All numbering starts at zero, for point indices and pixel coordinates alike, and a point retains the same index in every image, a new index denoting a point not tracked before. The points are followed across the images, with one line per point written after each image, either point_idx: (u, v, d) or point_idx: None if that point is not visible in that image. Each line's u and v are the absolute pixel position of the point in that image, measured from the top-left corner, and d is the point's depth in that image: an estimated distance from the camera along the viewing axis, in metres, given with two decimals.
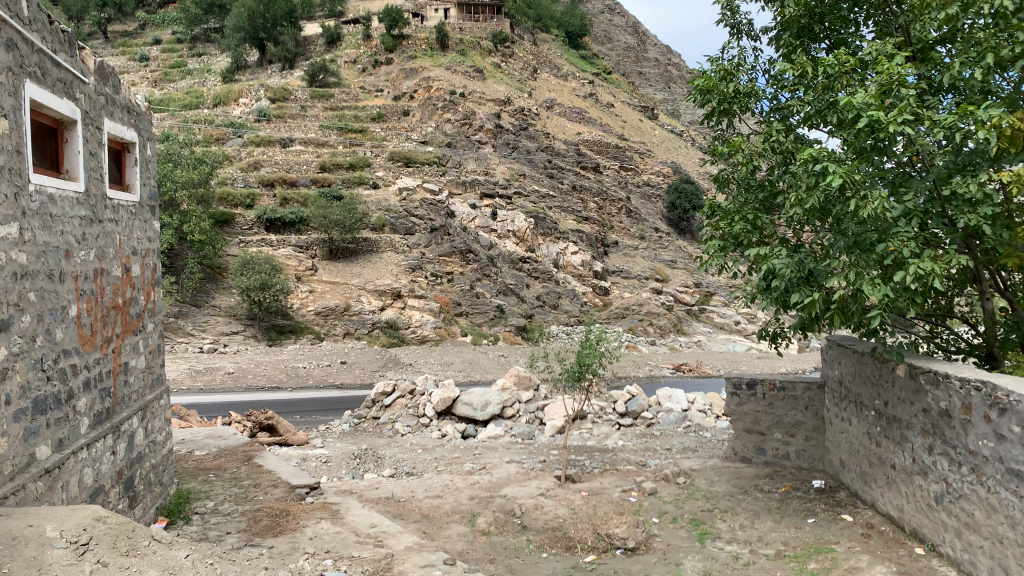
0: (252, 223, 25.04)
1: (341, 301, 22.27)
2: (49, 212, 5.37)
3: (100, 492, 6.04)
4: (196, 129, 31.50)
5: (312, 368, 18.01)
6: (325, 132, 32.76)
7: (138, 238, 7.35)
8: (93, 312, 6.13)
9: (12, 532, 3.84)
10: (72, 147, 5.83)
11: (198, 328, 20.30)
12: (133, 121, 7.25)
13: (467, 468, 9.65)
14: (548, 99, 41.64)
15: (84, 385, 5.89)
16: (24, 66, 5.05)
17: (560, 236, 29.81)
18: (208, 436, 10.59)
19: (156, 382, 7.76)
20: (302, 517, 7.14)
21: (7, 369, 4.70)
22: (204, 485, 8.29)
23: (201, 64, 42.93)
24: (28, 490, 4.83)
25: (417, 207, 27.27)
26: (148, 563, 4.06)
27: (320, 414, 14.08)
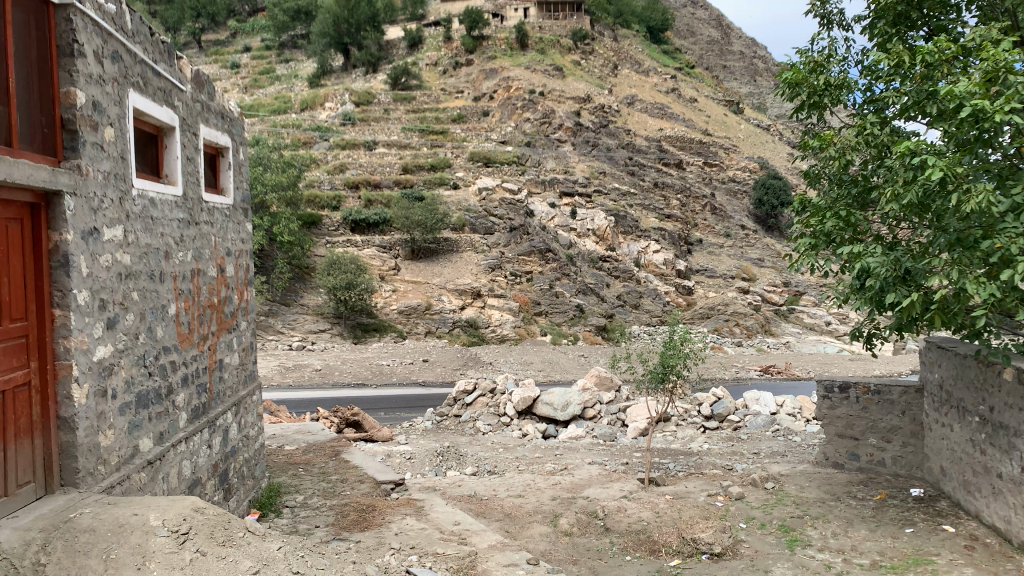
0: (338, 224, 25.75)
1: (423, 301, 22.60)
2: (150, 215, 5.61)
3: (197, 484, 6.29)
4: (285, 133, 32.56)
5: (396, 366, 18.35)
6: (408, 134, 33.33)
7: (232, 239, 7.63)
8: (190, 310, 6.39)
9: (119, 521, 4.06)
10: (170, 153, 6.09)
11: (288, 326, 21.02)
12: (227, 126, 7.52)
13: (548, 469, 9.64)
14: (629, 95, 41.23)
15: (182, 381, 6.15)
16: (127, 75, 5.29)
17: (642, 234, 29.47)
18: (298, 432, 10.92)
19: (249, 378, 8.04)
20: (387, 513, 7.27)
21: (113, 365, 4.94)
22: (294, 479, 8.55)
23: (289, 70, 44.35)
24: (132, 480, 5.08)
25: (496, 207, 27.48)
26: (243, 553, 4.17)
27: (404, 411, 14.33)
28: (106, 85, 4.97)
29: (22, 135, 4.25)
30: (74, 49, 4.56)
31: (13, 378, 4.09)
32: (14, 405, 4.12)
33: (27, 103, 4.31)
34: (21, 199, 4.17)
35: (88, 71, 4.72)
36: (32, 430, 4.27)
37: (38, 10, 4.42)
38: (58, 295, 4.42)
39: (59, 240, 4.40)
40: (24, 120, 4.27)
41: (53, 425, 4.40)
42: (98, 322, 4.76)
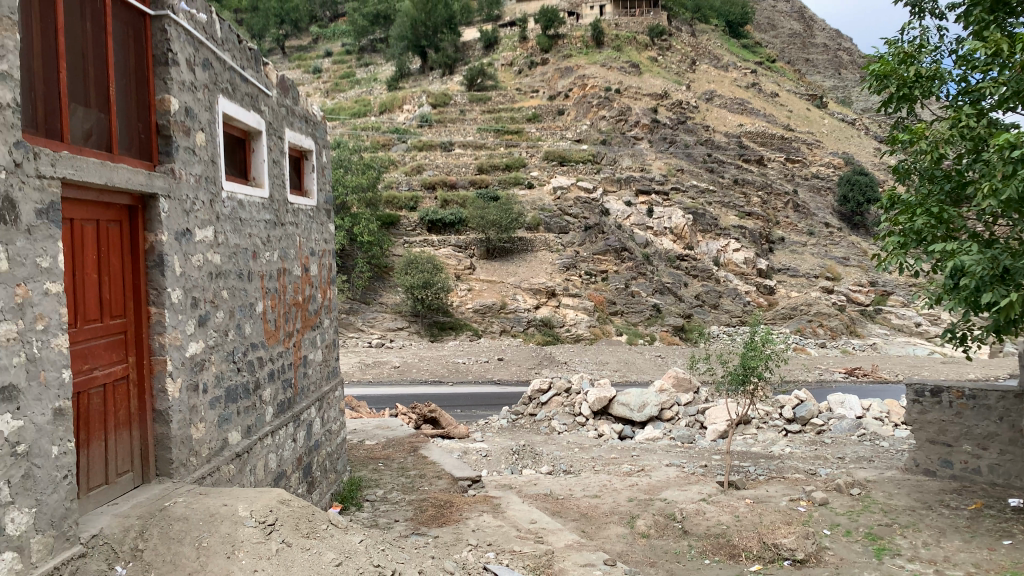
0: (415, 224, 26.17)
1: (498, 300, 22.73)
2: (239, 217, 5.82)
3: (283, 477, 6.51)
4: (364, 136, 33.30)
5: (472, 364, 18.52)
6: (483, 135, 33.54)
7: (316, 239, 7.85)
8: (276, 308, 6.60)
9: (210, 510, 4.24)
10: (257, 156, 6.31)
11: (367, 324, 21.53)
12: (310, 129, 7.76)
13: (625, 469, 9.56)
14: (708, 91, 40.47)
15: (268, 376, 6.35)
16: (217, 82, 5.50)
17: (721, 233, 28.89)
18: (377, 427, 11.16)
19: (332, 375, 8.26)
20: (464, 509, 7.34)
21: (204, 361, 5.15)
22: (374, 473, 8.76)
23: (368, 73, 45.27)
24: (222, 472, 5.30)
25: (571, 205, 27.37)
26: (326, 546, 4.30)
27: (480, 409, 14.47)
28: (197, 92, 5.18)
29: (122, 140, 4.48)
30: (168, 58, 4.79)
31: (113, 371, 4.31)
32: (115, 398, 4.35)
33: (125, 110, 4.54)
34: (120, 201, 4.40)
35: (181, 78, 4.94)
36: (130, 422, 4.50)
37: (135, 22, 4.65)
38: (154, 294, 4.63)
39: (155, 240, 4.61)
40: (122, 126, 4.50)
41: (149, 418, 4.63)
42: (191, 319, 4.97)
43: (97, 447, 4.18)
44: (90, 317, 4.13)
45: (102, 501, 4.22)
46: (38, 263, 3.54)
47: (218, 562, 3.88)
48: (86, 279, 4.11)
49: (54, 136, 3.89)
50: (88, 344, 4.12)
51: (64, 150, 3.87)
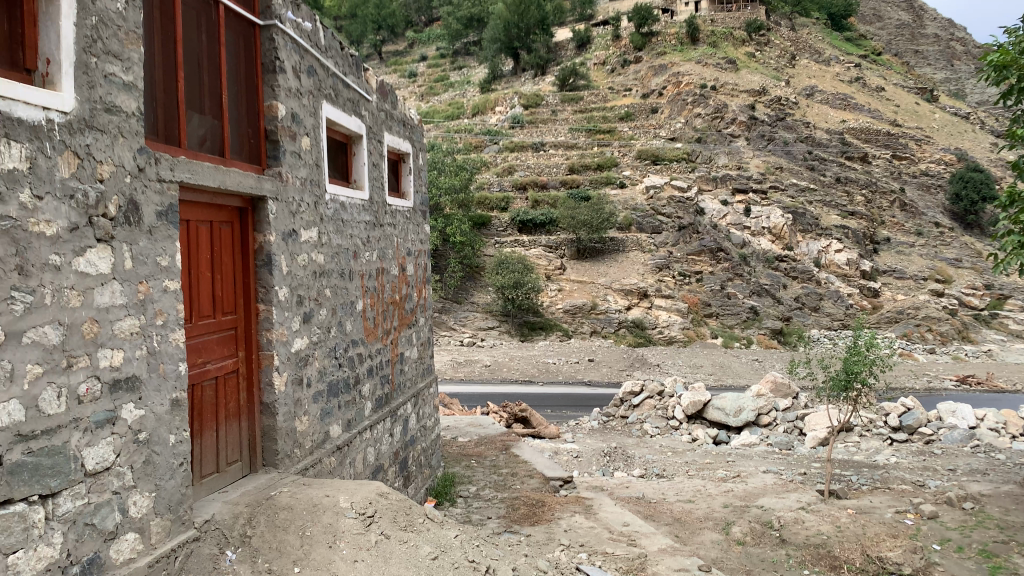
0: (507, 224, 26.39)
1: (589, 300, 22.63)
2: (341, 218, 6.02)
3: (380, 470, 6.69)
4: (457, 138, 33.83)
5: (562, 364, 18.52)
6: (575, 134, 33.44)
7: (412, 239, 8.03)
8: (375, 306, 6.80)
9: (313, 500, 4.40)
10: (358, 160, 6.53)
11: (460, 323, 21.88)
12: (407, 133, 7.95)
13: (720, 475, 9.37)
14: (808, 86, 39.17)
15: (367, 372, 6.54)
16: (321, 88, 5.71)
17: (823, 233, 27.86)
18: (470, 425, 11.33)
19: (427, 372, 8.42)
20: (556, 509, 7.36)
21: (308, 357, 5.36)
22: (467, 470, 8.90)
23: (461, 76, 45.87)
24: (324, 464, 5.50)
25: (665, 205, 26.95)
26: (424, 539, 4.40)
27: (570, 409, 14.47)
28: (303, 98, 5.39)
29: (234, 146, 4.71)
30: (276, 65, 5.01)
31: (225, 365, 4.53)
32: (226, 391, 4.58)
33: (237, 117, 4.76)
34: (231, 203, 4.61)
35: (288, 85, 5.15)
36: (239, 413, 4.73)
37: (246, 32, 4.90)
38: (262, 292, 4.85)
39: (263, 241, 4.83)
40: (234, 132, 4.73)
41: (256, 410, 4.85)
42: (296, 316, 5.18)
43: (209, 436, 4.41)
44: (204, 313, 4.36)
45: (214, 488, 4.45)
46: (158, 263, 3.76)
47: (321, 551, 4.02)
48: (201, 277, 4.33)
49: (172, 143, 4.12)
50: (201, 339, 4.34)
51: (182, 156, 4.09)
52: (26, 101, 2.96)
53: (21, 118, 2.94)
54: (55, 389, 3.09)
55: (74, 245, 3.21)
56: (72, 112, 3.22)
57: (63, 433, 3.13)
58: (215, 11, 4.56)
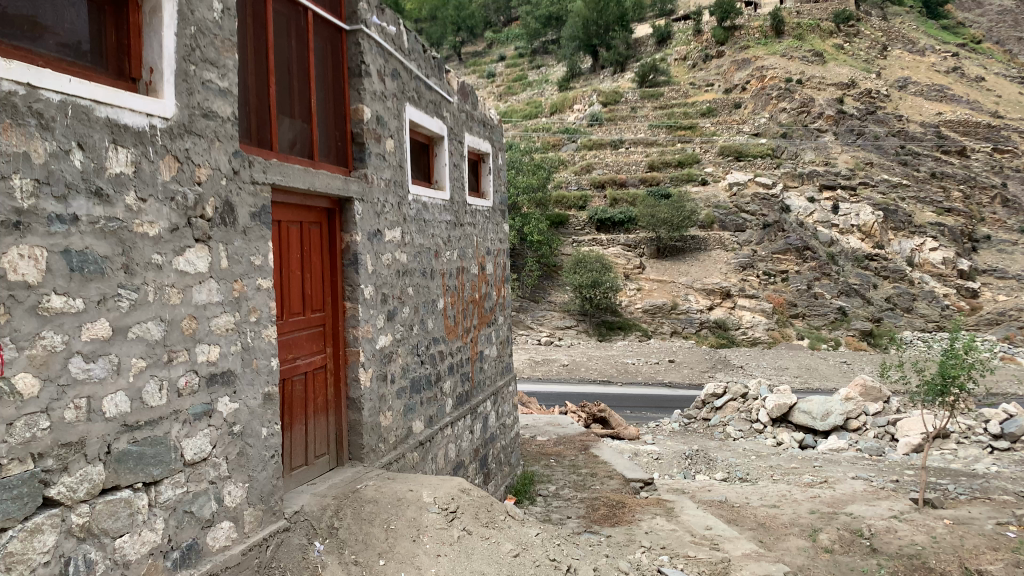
0: (585, 223, 26.33)
1: (669, 300, 22.32)
2: (423, 218, 6.11)
3: (461, 466, 6.80)
4: (536, 137, 33.94)
5: (642, 364, 18.32)
6: (655, 131, 33.04)
7: (492, 239, 8.09)
8: (456, 305, 6.89)
9: (398, 495, 4.50)
10: (440, 160, 6.64)
11: (537, 322, 21.96)
12: (487, 133, 8.03)
13: (806, 480, 9.11)
14: (901, 77, 37.61)
15: (448, 370, 6.63)
16: (404, 91, 5.82)
17: (916, 230, 26.73)
18: (549, 424, 11.36)
19: (506, 370, 8.49)
20: (637, 511, 7.29)
21: (392, 353, 5.47)
22: (547, 469, 8.94)
23: (540, 75, 45.92)
24: (407, 459, 5.61)
25: (749, 202, 26.34)
26: (505, 536, 4.44)
27: (650, 411, 14.32)
28: (387, 101, 5.51)
29: (322, 148, 4.85)
30: (362, 70, 5.14)
31: (313, 360, 4.67)
32: (314, 386, 4.72)
33: (324, 120, 4.90)
34: (319, 204, 4.75)
35: (373, 89, 5.27)
36: (327, 408, 4.88)
37: (333, 38, 5.05)
38: (349, 290, 4.98)
39: (350, 241, 4.96)
40: (323, 135, 4.87)
41: (343, 405, 4.98)
42: (380, 314, 5.29)
43: (299, 430, 4.55)
44: (294, 311, 4.50)
45: (303, 480, 4.59)
46: (252, 262, 3.90)
47: (405, 545, 4.10)
48: (291, 275, 4.47)
49: (265, 146, 4.27)
50: (292, 335, 4.49)
51: (274, 158, 4.24)
52: (132, 109, 3.12)
53: (128, 125, 3.11)
54: (157, 382, 3.26)
55: (174, 245, 3.36)
56: (173, 118, 3.37)
57: (165, 424, 3.29)
58: (304, 17, 4.71)
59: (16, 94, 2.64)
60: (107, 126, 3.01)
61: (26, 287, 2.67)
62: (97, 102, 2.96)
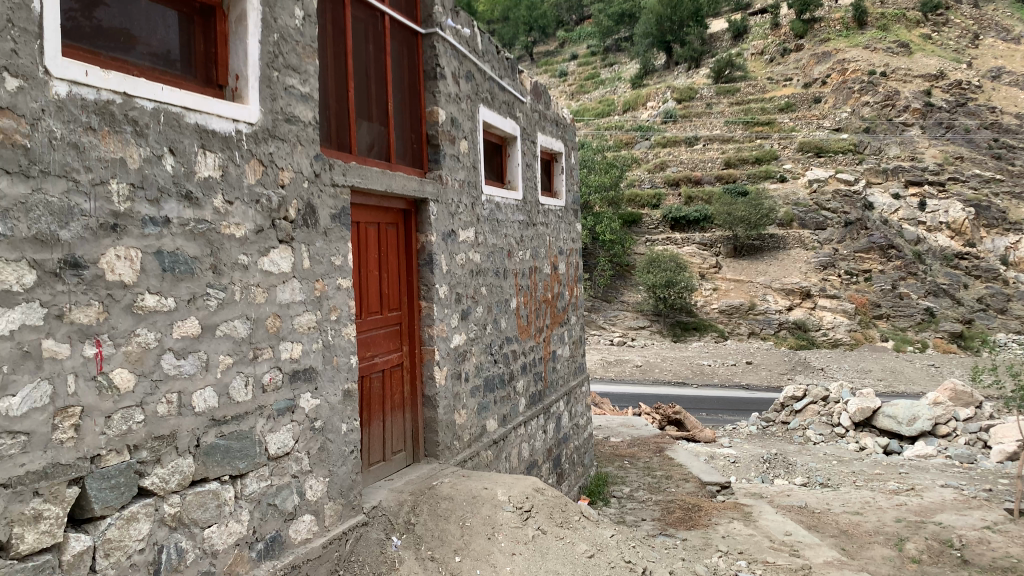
0: (658, 222, 26.09)
1: (746, 300, 21.81)
2: (496, 218, 6.15)
3: (534, 466, 6.83)
4: (608, 135, 33.76)
5: (717, 366, 17.99)
6: (731, 127, 32.28)
7: (565, 239, 8.08)
8: (529, 304, 6.91)
9: (473, 492, 4.54)
10: (513, 161, 6.67)
11: (609, 322, 21.85)
12: (560, 133, 8.03)
13: (891, 487, 8.77)
14: (995, 67, 35.81)
15: (522, 369, 6.67)
16: (478, 93, 5.87)
17: (1011, 227, 25.47)
18: (623, 425, 11.31)
19: (579, 370, 8.48)
20: (713, 514, 7.17)
21: (466, 352, 5.52)
22: (621, 471, 8.91)
23: (613, 72, 45.59)
24: (481, 457, 5.66)
25: (830, 199, 25.55)
26: (580, 537, 4.43)
27: (727, 413, 14.06)
28: (462, 103, 5.57)
29: (399, 150, 4.94)
30: (437, 72, 5.21)
31: (391, 359, 4.76)
32: (391, 383, 4.80)
33: (401, 123, 4.99)
34: (396, 205, 4.83)
35: (448, 91, 5.33)
36: (404, 405, 4.96)
37: (410, 42, 5.14)
38: (425, 289, 5.05)
39: (425, 241, 5.03)
40: (398, 137, 4.95)
41: (419, 402, 5.06)
42: (455, 313, 5.35)
43: (376, 426, 4.64)
44: (372, 309, 4.59)
45: (381, 476, 4.68)
46: (333, 262, 4.01)
47: (480, 543, 4.13)
48: (370, 275, 4.57)
49: (344, 149, 4.37)
50: (370, 334, 4.58)
51: (353, 161, 4.34)
52: (219, 115, 3.24)
53: (216, 131, 3.23)
54: (244, 378, 3.38)
55: (260, 246, 3.48)
56: (258, 123, 3.48)
57: (250, 419, 3.41)
58: (381, 22, 4.81)
59: (114, 103, 2.78)
60: (196, 132, 3.13)
61: (123, 286, 2.80)
62: (187, 108, 3.08)
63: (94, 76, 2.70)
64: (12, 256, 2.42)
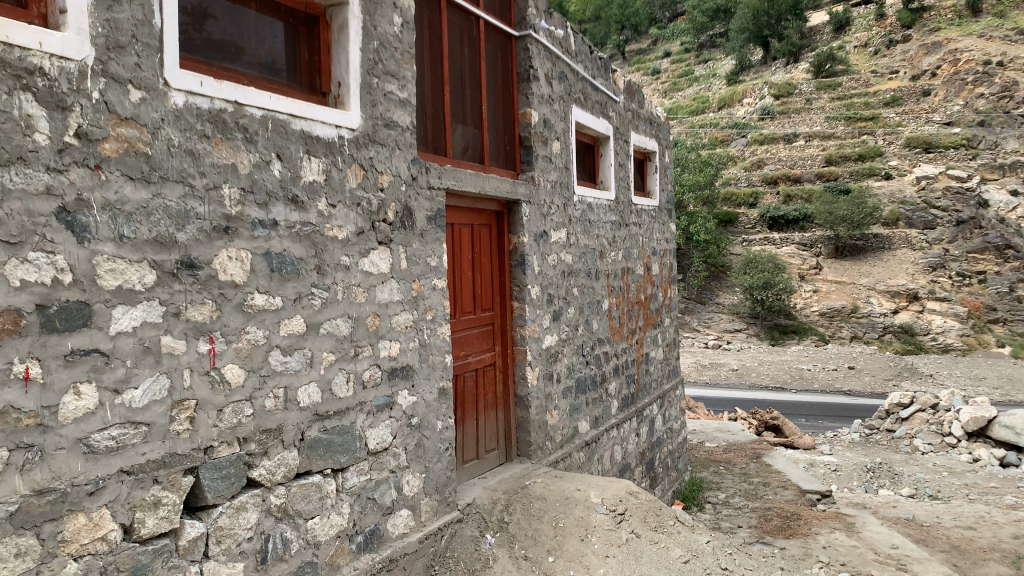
0: (755, 221, 25.49)
1: (848, 302, 20.95)
2: (588, 218, 6.14)
3: (626, 469, 6.78)
4: (703, 133, 33.17)
5: (818, 371, 17.38)
6: (832, 123, 31.14)
7: (658, 239, 7.98)
8: (621, 306, 6.85)
9: (566, 493, 4.54)
10: (605, 161, 6.65)
11: (703, 325, 21.44)
12: (654, 131, 7.93)
13: (1008, 502, 8.26)
14: None
15: (614, 371, 6.63)
16: (571, 93, 5.87)
17: None
18: (718, 430, 11.09)
19: (673, 373, 8.36)
20: (814, 523, 6.93)
21: (558, 353, 5.53)
22: (715, 477, 8.76)
23: (708, 69, 44.71)
24: (573, 458, 5.66)
25: (939, 197, 24.29)
26: (674, 541, 4.37)
27: (827, 419, 13.56)
28: (554, 104, 5.58)
29: (493, 152, 4.99)
30: (530, 74, 5.25)
31: (484, 358, 4.82)
32: (485, 382, 4.86)
33: (495, 125, 5.05)
34: (489, 207, 4.89)
35: (541, 93, 5.36)
36: (497, 405, 5.01)
37: (504, 45, 5.18)
38: (517, 290, 5.09)
39: (517, 242, 5.07)
40: (492, 139, 5.01)
41: (512, 402, 5.11)
42: (546, 314, 5.37)
43: (470, 424, 4.71)
44: (466, 310, 4.66)
45: (475, 473, 4.75)
46: (428, 263, 4.09)
47: (573, 544, 4.14)
48: (464, 276, 4.64)
49: (440, 152, 4.46)
50: (464, 333, 4.65)
51: (448, 164, 4.42)
52: (323, 121, 3.36)
53: (320, 136, 3.35)
54: (345, 374, 3.49)
55: (361, 247, 3.59)
56: (359, 128, 3.59)
57: (351, 414, 3.51)
58: (476, 26, 4.87)
59: (226, 111, 2.91)
60: (301, 138, 3.26)
61: (234, 286, 2.94)
62: (293, 114, 3.21)
63: (208, 86, 2.84)
64: (135, 258, 2.58)
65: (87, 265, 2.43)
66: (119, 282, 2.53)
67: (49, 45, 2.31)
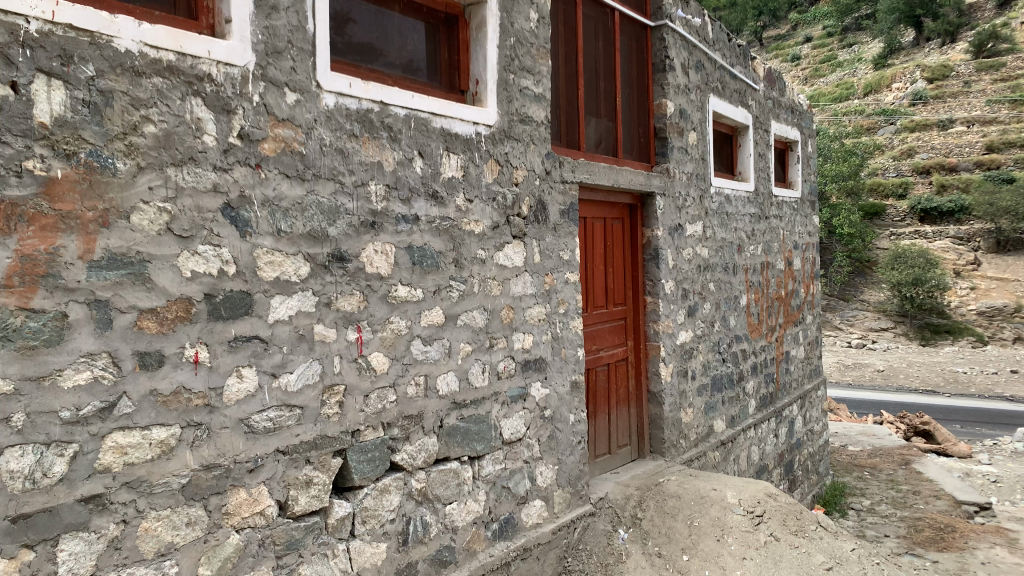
0: (905, 214, 24.06)
1: (1010, 301, 19.35)
2: (726, 211, 5.98)
3: (764, 470, 6.59)
4: (847, 121, 31.55)
5: (975, 374, 16.14)
6: (995, 107, 28.77)
7: (800, 232, 7.66)
8: (760, 301, 6.64)
9: (701, 492, 4.45)
10: (744, 151, 6.45)
11: (847, 322, 20.32)
12: (796, 120, 7.62)
13: None
14: None
15: (752, 370, 6.42)
16: (708, 82, 5.72)
17: None
18: (862, 433, 10.57)
19: (815, 373, 8.03)
20: (971, 537, 6.46)
21: (693, 350, 5.42)
22: (860, 482, 8.35)
23: (853, 53, 42.28)
24: (708, 457, 5.55)
25: None
26: (816, 546, 4.20)
27: (986, 426, 12.58)
28: (691, 94, 5.47)
29: (626, 145, 4.96)
30: (666, 64, 5.15)
31: (616, 353, 4.80)
32: (617, 377, 4.85)
33: (629, 117, 5.00)
34: (622, 200, 4.86)
35: (677, 82, 5.25)
36: (629, 400, 4.99)
37: (639, 36, 5.13)
38: (650, 284, 5.03)
39: (651, 236, 5.00)
40: (626, 133, 4.97)
41: (644, 398, 5.07)
42: (681, 309, 5.27)
43: (602, 419, 4.71)
44: (598, 304, 4.66)
45: (607, 468, 4.75)
46: (561, 256, 4.11)
47: (709, 544, 4.05)
48: (596, 270, 4.64)
49: (573, 146, 4.46)
50: (596, 327, 4.65)
51: (581, 157, 4.42)
52: (461, 118, 3.44)
53: (458, 133, 3.43)
54: (481, 365, 3.57)
55: (496, 241, 3.66)
56: (495, 125, 3.65)
57: (486, 404, 3.59)
58: (611, 18, 4.84)
59: (372, 111, 3.04)
60: (441, 135, 3.35)
61: (380, 278, 3.07)
62: (434, 113, 3.30)
63: (356, 87, 2.97)
64: (291, 250, 2.74)
65: (248, 257, 2.61)
66: (277, 273, 2.70)
67: (215, 53, 2.49)
